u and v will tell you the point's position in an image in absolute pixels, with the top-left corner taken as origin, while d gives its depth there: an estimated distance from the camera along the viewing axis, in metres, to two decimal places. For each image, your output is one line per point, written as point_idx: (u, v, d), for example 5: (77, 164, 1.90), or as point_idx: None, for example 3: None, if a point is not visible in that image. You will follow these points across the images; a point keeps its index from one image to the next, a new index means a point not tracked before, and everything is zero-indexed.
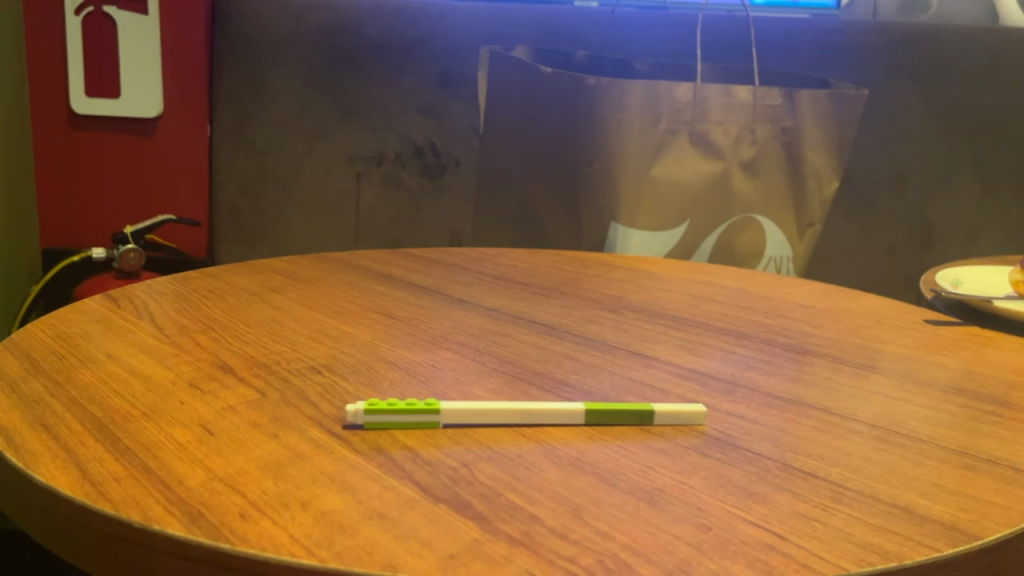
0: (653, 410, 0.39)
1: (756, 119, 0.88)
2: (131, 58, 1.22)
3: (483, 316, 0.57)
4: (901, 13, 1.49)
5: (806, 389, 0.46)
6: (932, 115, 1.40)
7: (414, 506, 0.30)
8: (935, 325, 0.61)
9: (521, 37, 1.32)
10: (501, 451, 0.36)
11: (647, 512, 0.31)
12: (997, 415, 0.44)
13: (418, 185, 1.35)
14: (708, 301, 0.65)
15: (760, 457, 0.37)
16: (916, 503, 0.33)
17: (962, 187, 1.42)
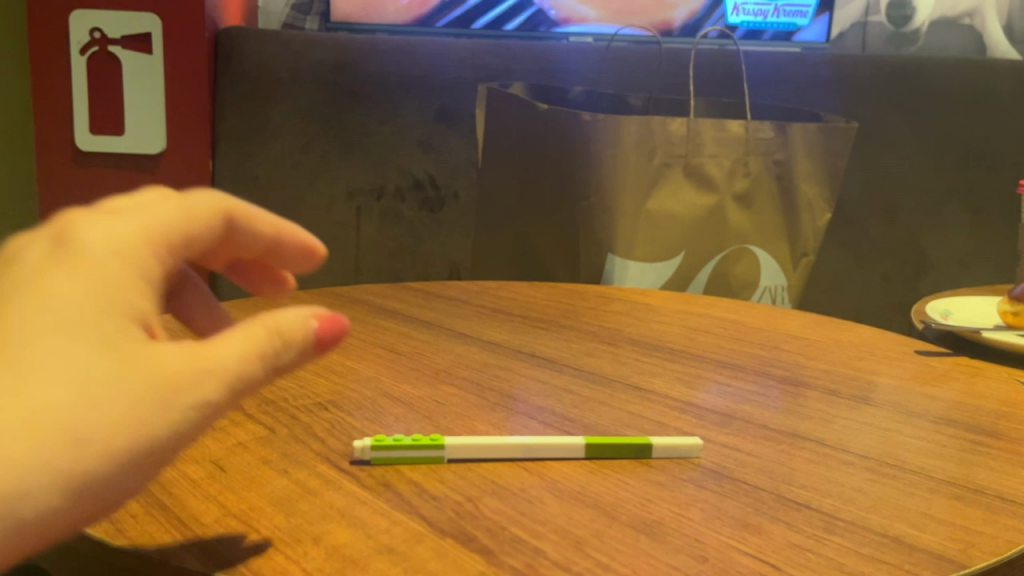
0: (652, 444, 0.41)
1: (749, 153, 0.90)
2: (134, 97, 1.21)
3: (484, 350, 0.58)
4: (890, 46, 1.55)
5: (801, 421, 0.48)
6: (922, 144, 1.42)
7: (422, 540, 0.32)
8: (926, 356, 0.63)
9: (518, 73, 1.36)
10: (505, 485, 0.37)
11: (646, 544, 0.32)
12: (986, 445, 0.45)
13: (418, 219, 1.37)
14: (703, 333, 0.66)
15: (755, 488, 0.38)
16: (906, 534, 0.34)
17: (953, 216, 1.44)
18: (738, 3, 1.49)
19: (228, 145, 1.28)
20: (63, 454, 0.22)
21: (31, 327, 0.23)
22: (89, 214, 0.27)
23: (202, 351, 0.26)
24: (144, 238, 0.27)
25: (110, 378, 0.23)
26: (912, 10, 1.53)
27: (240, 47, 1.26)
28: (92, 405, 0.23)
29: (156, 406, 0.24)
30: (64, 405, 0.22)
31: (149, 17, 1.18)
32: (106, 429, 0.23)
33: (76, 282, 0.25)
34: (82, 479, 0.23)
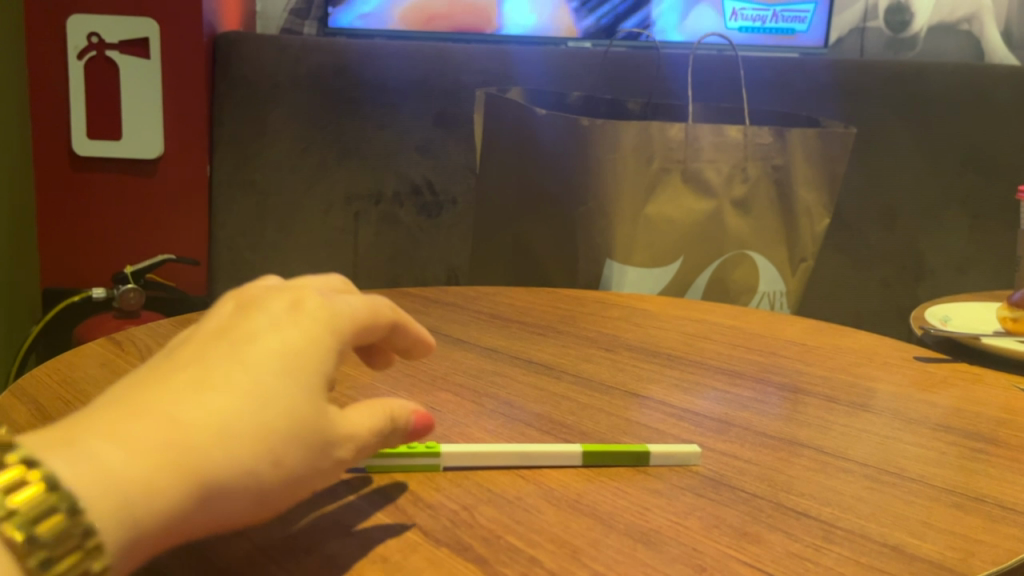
0: (649, 451, 0.40)
1: (747, 158, 0.90)
2: (133, 101, 1.21)
3: (481, 356, 0.58)
4: (888, 51, 1.55)
5: (799, 428, 0.47)
6: (921, 149, 1.42)
7: (417, 550, 0.31)
8: (924, 362, 0.63)
9: (517, 78, 1.36)
10: (501, 494, 0.36)
11: (643, 553, 0.32)
12: (985, 452, 0.45)
13: (416, 223, 1.37)
14: (701, 339, 0.66)
15: (753, 497, 0.38)
16: (906, 542, 0.34)
17: (952, 222, 1.43)
18: (737, 8, 1.49)
19: (226, 150, 1.27)
20: (254, 468, 0.25)
21: (267, 359, 0.27)
22: (309, 288, 0.32)
23: (353, 423, 0.29)
24: (346, 321, 0.31)
25: (306, 418, 0.27)
26: (910, 16, 1.53)
27: (239, 52, 1.26)
28: (297, 442, 0.26)
29: (316, 456, 0.27)
30: (274, 430, 0.26)
31: (147, 22, 1.18)
32: (287, 460, 0.26)
33: (298, 338, 0.28)
34: (256, 498, 0.26)
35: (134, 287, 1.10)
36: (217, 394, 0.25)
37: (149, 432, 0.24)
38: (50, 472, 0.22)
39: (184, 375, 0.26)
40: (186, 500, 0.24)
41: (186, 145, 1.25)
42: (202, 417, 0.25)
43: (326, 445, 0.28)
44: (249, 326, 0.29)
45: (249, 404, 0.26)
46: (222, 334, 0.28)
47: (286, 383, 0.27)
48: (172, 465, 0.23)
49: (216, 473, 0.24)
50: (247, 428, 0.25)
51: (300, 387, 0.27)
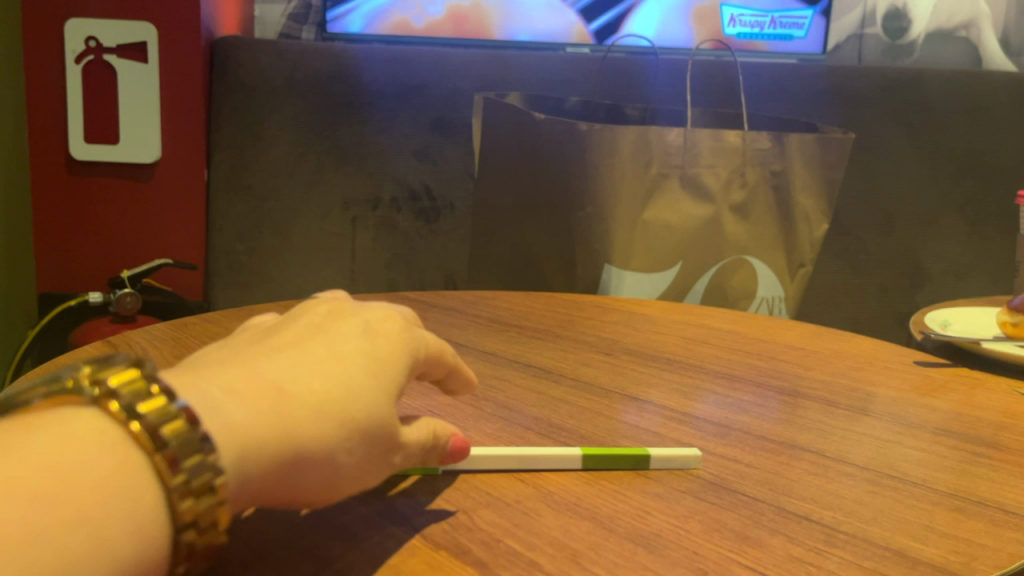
0: (649, 454, 0.40)
1: (745, 163, 0.90)
2: (131, 106, 1.20)
3: (480, 360, 0.58)
4: (886, 58, 1.56)
5: (799, 432, 0.47)
6: (918, 156, 1.42)
7: (416, 554, 0.31)
8: (925, 366, 0.62)
9: (514, 84, 1.36)
10: (500, 497, 0.36)
11: (644, 557, 0.31)
12: (986, 456, 0.44)
13: (414, 228, 1.37)
14: (700, 344, 0.65)
15: (754, 500, 0.37)
16: (909, 546, 0.34)
17: (950, 228, 1.43)
18: (736, 15, 1.49)
19: (223, 155, 1.26)
20: (333, 448, 0.28)
21: (352, 359, 0.30)
22: (385, 312, 0.35)
23: (408, 433, 0.32)
24: (415, 347, 0.34)
25: (380, 416, 0.29)
26: (908, 22, 1.54)
27: (236, 57, 1.26)
28: (375, 435, 0.29)
29: (383, 455, 0.30)
30: (354, 418, 0.28)
31: (146, 26, 1.18)
32: (358, 451, 0.29)
33: (375, 351, 0.32)
34: (326, 479, 0.28)
35: (131, 292, 1.10)
36: (316, 378, 0.28)
37: (259, 395, 0.26)
38: (187, 408, 0.24)
39: (282, 358, 0.29)
40: (278, 462, 0.26)
41: (184, 150, 1.24)
42: (299, 392, 0.27)
43: (389, 447, 0.30)
44: (333, 333, 0.32)
45: (337, 390, 0.28)
46: (310, 336, 0.32)
47: (367, 382, 0.30)
48: (274, 427, 0.26)
49: (306, 444, 0.27)
50: (335, 410, 0.28)
51: (377, 389, 0.30)
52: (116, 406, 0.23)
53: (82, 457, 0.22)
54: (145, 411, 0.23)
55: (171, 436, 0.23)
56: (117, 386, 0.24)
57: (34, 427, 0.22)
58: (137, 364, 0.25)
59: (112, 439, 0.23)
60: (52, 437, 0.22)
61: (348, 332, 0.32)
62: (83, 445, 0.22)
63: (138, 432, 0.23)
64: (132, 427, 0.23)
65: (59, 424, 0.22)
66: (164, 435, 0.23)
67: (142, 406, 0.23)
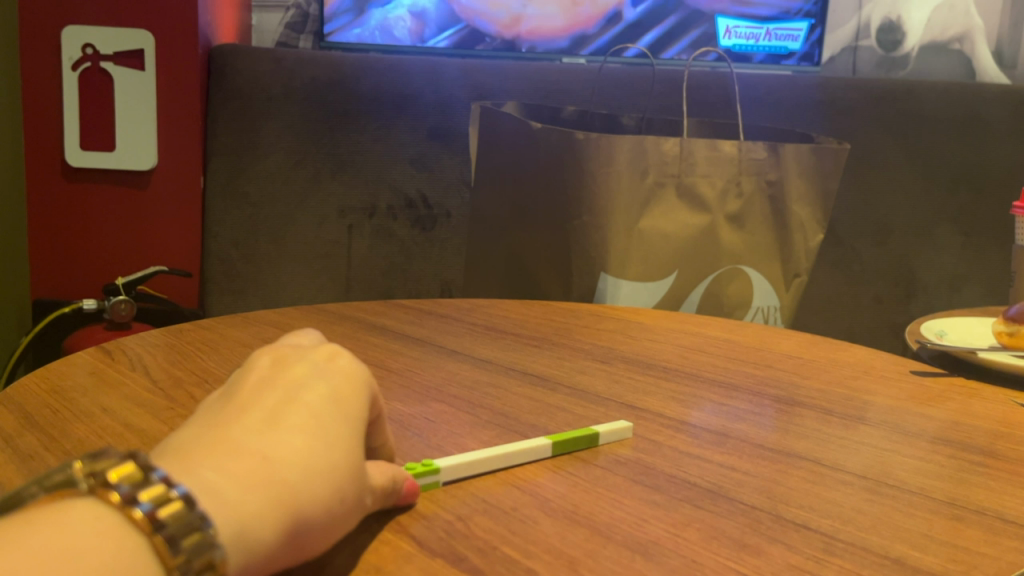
0: (597, 432, 0.44)
1: (742, 172, 0.91)
2: (126, 112, 1.20)
3: (475, 367, 0.57)
4: (879, 70, 1.57)
5: (796, 440, 0.47)
6: (913, 167, 1.42)
7: (411, 561, 0.31)
8: (921, 375, 0.63)
9: (510, 92, 1.36)
10: (496, 505, 0.36)
11: (642, 565, 0.31)
12: (983, 465, 0.44)
13: (410, 236, 1.37)
14: (696, 352, 0.65)
15: (751, 508, 0.37)
16: (908, 555, 0.34)
17: (945, 238, 1.44)
18: (731, 26, 1.50)
19: (219, 161, 1.27)
20: (326, 504, 0.28)
21: (319, 405, 0.30)
22: (328, 349, 0.35)
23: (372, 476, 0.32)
24: (372, 384, 0.34)
25: (358, 462, 0.30)
26: (902, 35, 1.55)
27: (231, 64, 1.25)
28: (355, 483, 0.29)
29: (363, 500, 0.30)
30: (340, 469, 0.29)
31: (142, 34, 1.18)
32: (348, 500, 0.29)
33: (338, 392, 0.32)
34: (327, 533, 0.28)
35: (125, 299, 1.10)
36: (294, 436, 0.28)
37: (245, 467, 0.26)
38: (183, 493, 0.24)
39: (256, 421, 0.28)
40: (284, 528, 0.26)
41: (180, 158, 1.24)
42: (290, 455, 0.27)
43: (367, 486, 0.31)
44: (294, 378, 0.32)
45: (317, 447, 0.28)
46: (270, 385, 0.31)
47: (338, 429, 0.30)
48: (270, 494, 0.26)
49: (304, 504, 0.27)
50: (321, 465, 0.28)
51: (350, 434, 0.30)
52: (114, 495, 0.23)
53: (84, 548, 0.21)
54: (144, 498, 0.23)
55: (170, 518, 0.23)
56: (114, 477, 0.23)
57: (33, 525, 0.22)
58: (132, 455, 0.25)
59: (113, 529, 0.22)
60: (53, 534, 0.21)
61: (305, 376, 0.32)
62: (84, 537, 0.22)
63: (139, 519, 0.23)
64: (133, 515, 0.23)
65: (56, 519, 0.22)
66: (162, 518, 0.23)
67: (141, 494, 0.23)
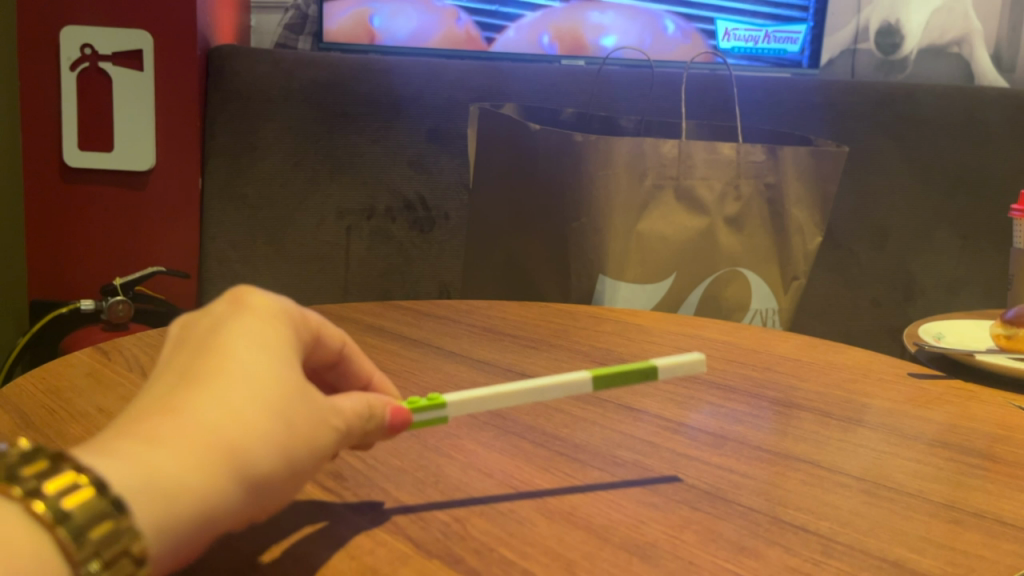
0: (654, 368, 0.40)
1: (741, 176, 0.91)
2: (125, 113, 1.20)
3: (473, 369, 0.57)
4: (878, 73, 1.57)
5: (794, 442, 0.47)
6: (911, 170, 1.43)
7: (407, 562, 0.31)
8: (919, 378, 0.63)
9: (509, 95, 1.37)
10: (494, 506, 0.36)
11: (639, 566, 0.31)
12: (981, 468, 0.44)
13: (408, 237, 1.38)
14: (694, 355, 0.65)
15: (749, 510, 0.37)
16: (906, 557, 0.33)
17: (944, 241, 1.44)
18: (731, 28, 1.50)
19: (218, 163, 1.27)
20: (268, 434, 0.26)
21: (242, 339, 0.29)
22: (235, 289, 0.33)
23: (341, 401, 0.31)
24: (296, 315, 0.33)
25: (296, 387, 0.28)
26: (901, 38, 1.55)
27: (230, 66, 1.25)
28: (301, 405, 0.28)
29: (323, 422, 0.29)
30: (276, 393, 0.27)
31: (142, 35, 1.18)
32: (295, 425, 0.27)
33: (258, 324, 0.30)
34: (285, 467, 0.27)
35: (123, 299, 1.09)
36: (215, 380, 0.27)
37: (158, 426, 0.25)
38: (86, 474, 0.23)
39: (177, 378, 0.27)
40: (219, 473, 0.25)
41: (178, 159, 1.23)
42: (213, 404, 0.26)
43: (325, 409, 0.29)
44: (212, 321, 0.30)
45: (241, 382, 0.27)
46: (191, 338, 0.30)
47: (264, 359, 0.28)
48: (189, 445, 0.24)
49: (235, 440, 0.25)
50: (250, 397, 0.26)
51: (279, 360, 0.29)
52: (16, 487, 0.22)
53: None
54: (47, 488, 0.22)
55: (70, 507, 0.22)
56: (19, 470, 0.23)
57: None
58: (37, 451, 0.24)
59: (14, 522, 0.22)
60: None
61: (225, 315, 0.30)
62: None
63: (41, 510, 0.22)
64: (33, 507, 0.22)
65: None
66: (62, 508, 0.22)
67: (44, 484, 0.22)
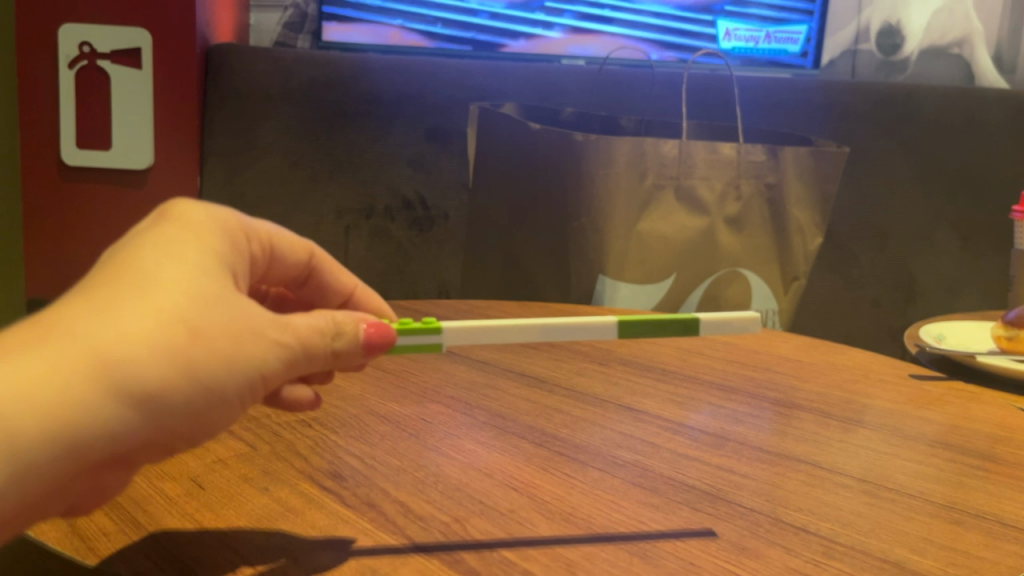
0: (698, 320, 0.42)
1: (741, 176, 0.90)
2: (123, 111, 1.19)
3: (472, 369, 0.57)
4: (879, 74, 1.57)
5: (794, 443, 0.47)
6: (910, 169, 1.42)
7: (406, 562, 0.31)
8: (919, 379, 0.62)
9: (512, 94, 1.36)
10: (494, 506, 0.36)
11: (639, 567, 0.31)
12: (981, 468, 0.44)
13: (408, 237, 1.37)
14: (695, 355, 0.65)
15: (750, 510, 0.37)
16: (907, 558, 0.33)
17: (943, 243, 1.43)
18: (731, 29, 1.50)
19: (217, 164, 1.27)
20: (163, 344, 0.28)
21: (158, 252, 0.31)
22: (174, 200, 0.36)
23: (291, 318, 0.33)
24: (229, 231, 0.35)
25: (206, 304, 0.30)
26: (901, 39, 1.54)
27: (229, 63, 1.25)
28: (209, 317, 0.30)
29: (243, 334, 0.31)
30: (178, 305, 0.29)
31: (140, 33, 1.17)
32: (202, 337, 0.29)
33: (179, 239, 0.32)
34: (188, 376, 0.29)
35: None
36: (117, 292, 0.29)
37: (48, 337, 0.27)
38: None
39: (87, 287, 0.30)
40: (99, 380, 0.27)
41: (176, 157, 1.23)
42: (105, 317, 0.28)
43: (251, 324, 0.31)
44: (140, 232, 0.33)
45: (141, 295, 0.29)
46: (118, 246, 0.32)
47: (173, 273, 0.30)
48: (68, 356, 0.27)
49: (122, 355, 0.27)
50: (145, 308, 0.28)
51: (189, 274, 0.31)
52: None
53: None
54: None
55: None
56: None
57: None
58: None
59: None
60: None
61: (152, 228, 0.33)
62: None
63: None
64: None
65: None
66: None
67: None
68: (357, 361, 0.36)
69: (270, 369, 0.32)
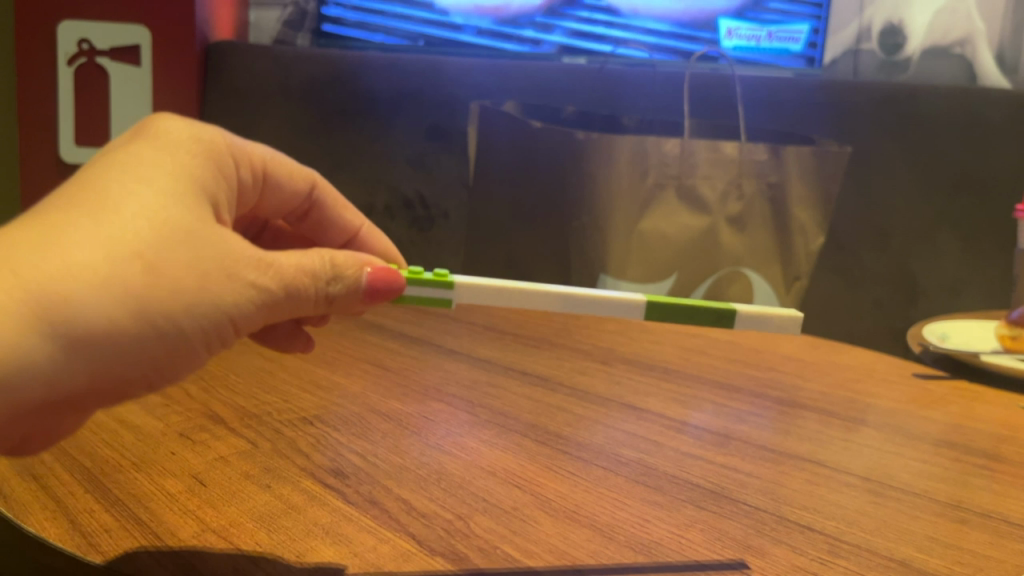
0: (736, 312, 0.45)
1: (744, 174, 0.89)
2: (121, 107, 1.19)
3: (473, 368, 0.57)
4: (879, 74, 1.39)
5: (798, 442, 0.46)
6: (908, 166, 1.32)
7: (409, 559, 0.31)
8: (922, 379, 0.62)
9: (516, 91, 1.30)
10: (497, 503, 0.35)
11: (643, 566, 0.31)
12: (987, 468, 0.44)
13: (407, 236, 1.37)
14: (698, 355, 0.65)
15: (754, 509, 0.37)
16: (912, 557, 0.33)
17: (947, 245, 1.32)
18: (733, 28, 1.42)
19: None
20: (127, 279, 0.31)
21: (129, 189, 0.33)
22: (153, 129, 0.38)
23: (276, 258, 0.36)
24: (206, 170, 0.38)
25: (172, 243, 0.32)
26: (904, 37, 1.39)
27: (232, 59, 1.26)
28: (174, 255, 0.32)
29: (212, 274, 0.33)
30: (142, 242, 0.31)
31: (137, 29, 1.17)
32: (166, 274, 0.32)
33: (150, 176, 0.34)
34: (151, 310, 0.31)
35: None
36: (85, 227, 0.31)
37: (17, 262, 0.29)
38: None
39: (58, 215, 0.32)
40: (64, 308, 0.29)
41: None
42: (70, 249, 0.30)
43: (222, 264, 0.34)
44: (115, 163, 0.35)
45: (108, 231, 0.31)
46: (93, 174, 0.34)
47: (140, 210, 0.32)
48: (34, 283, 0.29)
49: (85, 288, 0.30)
50: (111, 244, 0.31)
51: (157, 211, 0.33)
52: None
53: None
54: None
55: None
56: None
57: None
58: None
59: None
60: None
61: (125, 163, 0.35)
62: None
63: None
64: None
65: None
66: None
67: None
68: (344, 301, 0.40)
69: (239, 312, 0.34)
